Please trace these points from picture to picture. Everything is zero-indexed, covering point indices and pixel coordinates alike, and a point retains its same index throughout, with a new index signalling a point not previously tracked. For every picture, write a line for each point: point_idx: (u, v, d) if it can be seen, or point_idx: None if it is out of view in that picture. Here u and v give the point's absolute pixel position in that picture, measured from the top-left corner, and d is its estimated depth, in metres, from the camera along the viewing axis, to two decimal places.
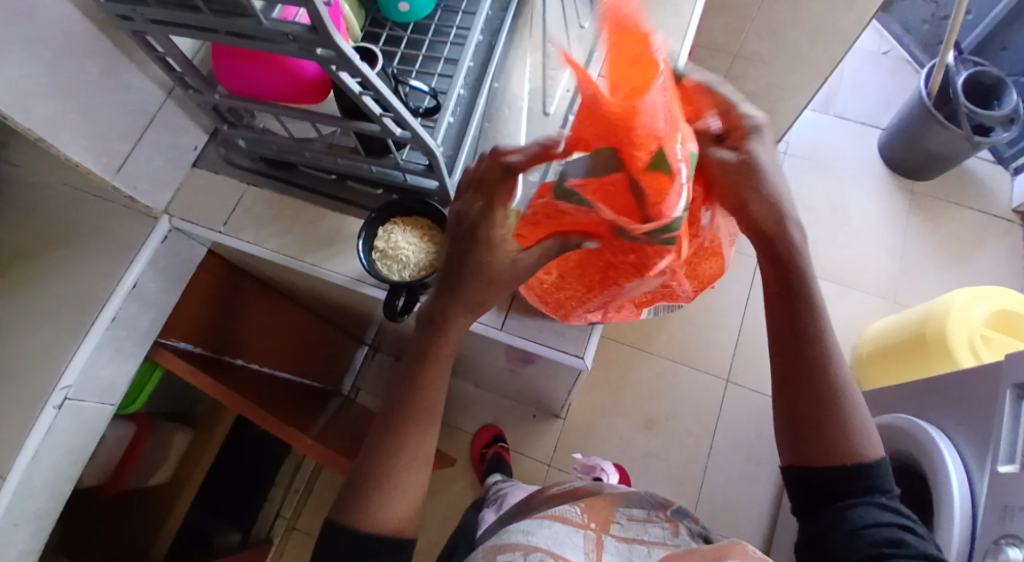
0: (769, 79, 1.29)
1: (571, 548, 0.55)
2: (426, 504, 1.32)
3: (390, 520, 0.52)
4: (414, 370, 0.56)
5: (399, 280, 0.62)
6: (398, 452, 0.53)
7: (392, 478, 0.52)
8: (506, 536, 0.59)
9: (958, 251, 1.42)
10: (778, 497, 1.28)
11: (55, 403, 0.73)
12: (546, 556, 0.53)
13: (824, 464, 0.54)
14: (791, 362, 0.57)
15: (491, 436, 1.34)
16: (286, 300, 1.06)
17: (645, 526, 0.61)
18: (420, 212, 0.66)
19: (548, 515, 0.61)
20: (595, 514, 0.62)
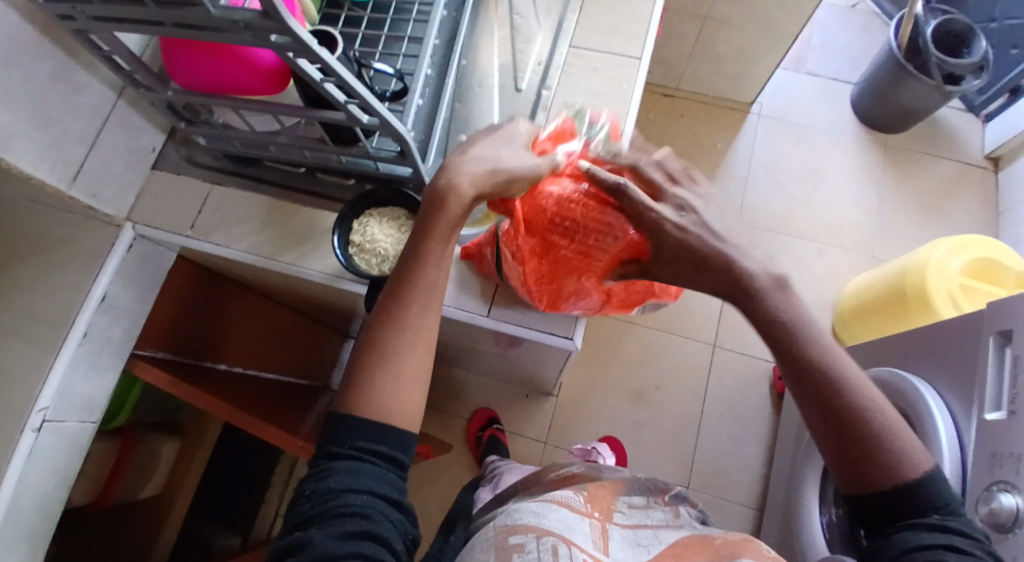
0: (739, 41, 1.27)
1: (579, 534, 0.54)
2: (424, 490, 1.32)
3: (390, 406, 0.46)
4: (418, 245, 0.51)
5: (379, 274, 0.60)
6: (396, 328, 0.48)
7: (392, 360, 0.47)
8: (516, 515, 0.57)
9: (932, 202, 1.44)
10: (769, 455, 1.31)
11: (33, 425, 0.70)
12: (557, 541, 0.51)
13: (878, 486, 0.48)
14: (802, 388, 0.51)
15: (485, 419, 1.34)
16: (265, 299, 1.04)
17: (646, 512, 0.62)
18: (395, 201, 0.64)
19: (552, 500, 0.61)
20: (597, 503, 0.61)
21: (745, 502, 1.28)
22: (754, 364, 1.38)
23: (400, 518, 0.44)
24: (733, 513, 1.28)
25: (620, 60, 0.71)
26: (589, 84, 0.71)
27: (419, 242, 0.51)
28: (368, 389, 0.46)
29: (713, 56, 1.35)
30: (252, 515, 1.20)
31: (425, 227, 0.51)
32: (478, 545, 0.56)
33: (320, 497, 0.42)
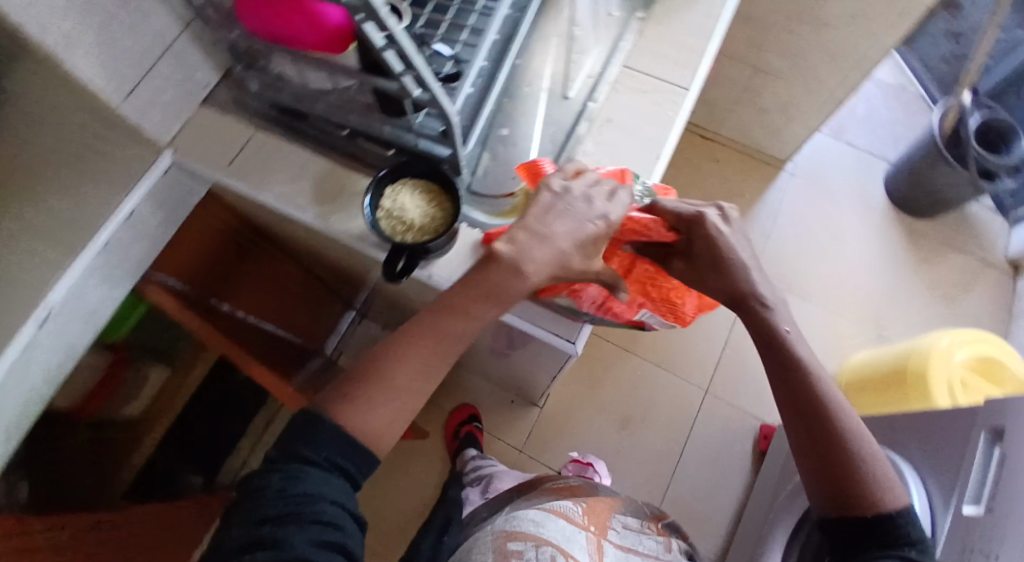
0: (785, 96, 1.29)
1: (577, 547, 0.63)
2: (394, 473, 1.33)
3: (375, 432, 0.51)
4: (464, 304, 0.53)
5: (400, 242, 0.62)
6: (398, 363, 0.53)
7: (386, 390, 0.52)
8: (518, 522, 0.67)
9: (948, 292, 1.44)
10: (740, 509, 1.30)
11: (38, 317, 0.71)
12: (556, 552, 0.61)
13: (854, 506, 0.55)
14: (794, 405, 0.59)
15: (466, 415, 1.34)
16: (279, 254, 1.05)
17: (639, 537, 0.70)
18: (429, 176, 0.66)
19: (553, 509, 0.68)
20: (594, 517, 0.69)
21: (708, 550, 1.28)
22: (742, 416, 1.38)
23: (359, 532, 0.48)
24: None
25: (668, 87, 0.74)
26: (634, 105, 0.74)
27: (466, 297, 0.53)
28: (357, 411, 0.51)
29: (757, 107, 1.37)
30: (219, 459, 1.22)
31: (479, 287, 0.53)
32: (488, 538, 0.67)
33: (292, 497, 0.45)
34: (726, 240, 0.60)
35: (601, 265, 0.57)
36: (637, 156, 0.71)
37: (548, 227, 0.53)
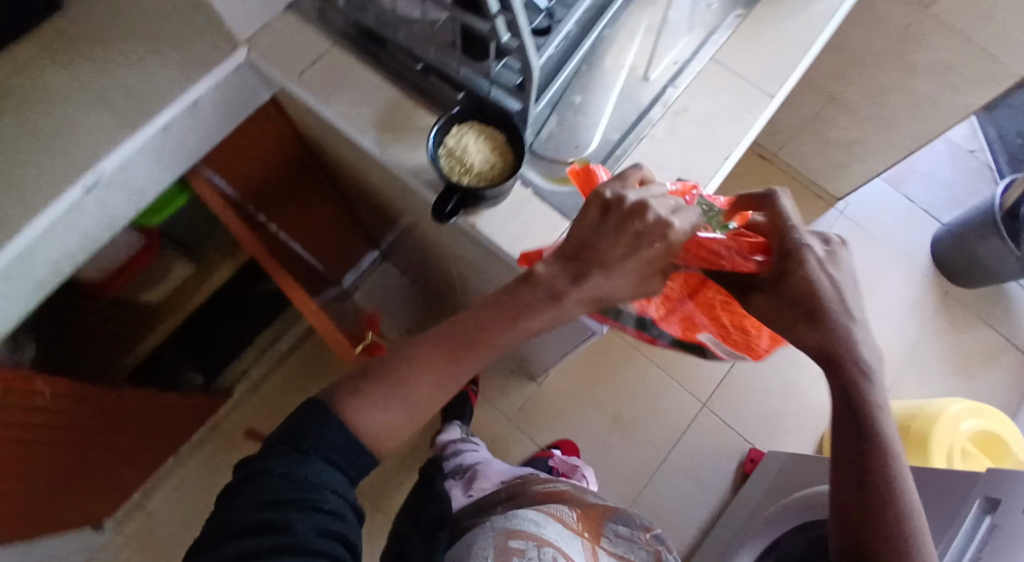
0: (854, 133, 1.26)
1: (574, 546, 0.67)
2: None
3: (380, 435, 0.53)
4: (497, 317, 0.54)
5: (454, 180, 0.61)
6: (413, 374, 0.54)
7: (398, 397, 0.53)
8: (516, 521, 0.69)
9: (967, 365, 1.41)
10: (710, 527, 1.30)
11: (86, 183, 0.71)
12: (557, 552, 0.63)
13: None
14: (851, 478, 0.53)
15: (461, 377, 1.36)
16: (319, 176, 1.09)
17: (630, 545, 0.74)
18: (497, 124, 0.65)
19: (548, 513, 0.72)
20: (587, 525, 0.73)
21: None
22: (733, 439, 1.37)
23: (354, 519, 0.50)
24: None
25: (751, 89, 0.71)
26: (713, 100, 0.71)
27: (498, 312, 0.54)
28: (365, 414, 0.52)
29: (824, 138, 1.34)
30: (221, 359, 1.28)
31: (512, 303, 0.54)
32: (483, 534, 0.69)
33: (297, 483, 0.47)
34: (826, 284, 0.52)
35: (645, 281, 0.54)
36: (705, 150, 0.68)
37: (609, 255, 0.51)
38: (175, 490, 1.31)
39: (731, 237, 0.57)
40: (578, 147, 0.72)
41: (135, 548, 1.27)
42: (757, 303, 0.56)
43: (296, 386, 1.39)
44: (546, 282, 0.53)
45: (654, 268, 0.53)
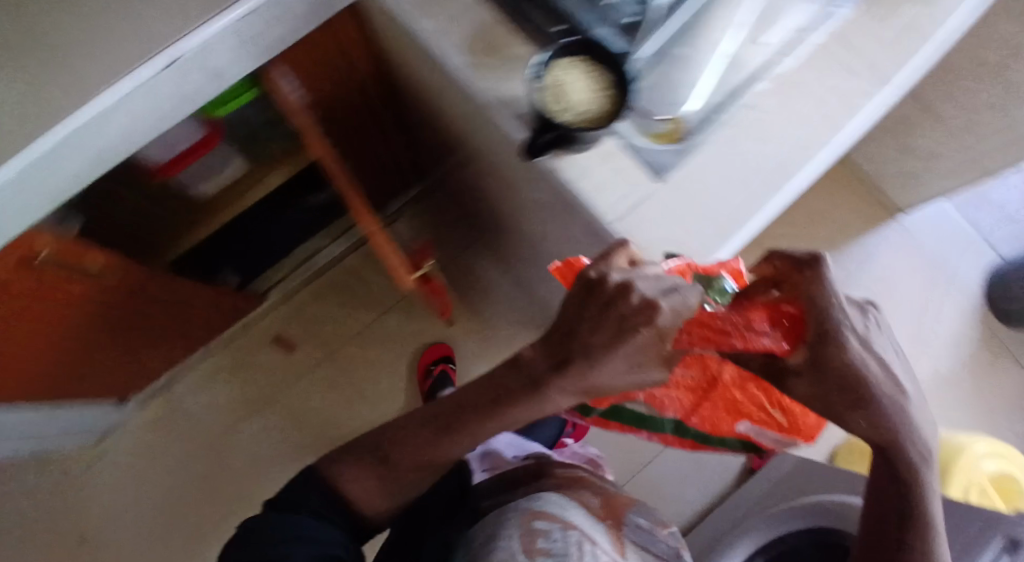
0: (943, 147, 1.20)
1: (599, 533, 0.68)
2: (405, 339, 1.40)
3: (362, 496, 0.66)
4: (493, 401, 0.59)
5: (555, 118, 0.56)
6: (402, 446, 0.64)
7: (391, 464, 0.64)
8: (540, 502, 0.69)
9: (994, 403, 1.39)
10: (706, 510, 1.32)
11: (167, 57, 0.66)
12: (581, 537, 0.64)
13: None
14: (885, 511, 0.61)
15: (438, 354, 1.36)
16: (384, 93, 1.03)
17: (652, 539, 0.76)
18: (610, 65, 0.57)
19: (573, 498, 0.73)
20: (609, 515, 0.75)
21: None
22: None
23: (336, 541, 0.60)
24: None
25: (875, 69, 0.66)
26: (830, 74, 0.66)
27: (490, 395, 0.59)
28: (353, 479, 0.65)
29: (908, 147, 1.27)
30: (258, 262, 1.29)
31: (500, 387, 0.58)
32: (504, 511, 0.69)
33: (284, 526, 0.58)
34: (860, 368, 0.53)
35: (650, 364, 0.52)
36: (813, 129, 0.64)
37: (601, 355, 0.50)
38: (195, 381, 1.34)
39: (739, 314, 0.56)
40: (674, 105, 0.63)
41: (151, 430, 1.32)
42: (795, 387, 0.55)
43: (325, 304, 1.40)
44: (528, 366, 0.56)
45: (653, 352, 0.51)
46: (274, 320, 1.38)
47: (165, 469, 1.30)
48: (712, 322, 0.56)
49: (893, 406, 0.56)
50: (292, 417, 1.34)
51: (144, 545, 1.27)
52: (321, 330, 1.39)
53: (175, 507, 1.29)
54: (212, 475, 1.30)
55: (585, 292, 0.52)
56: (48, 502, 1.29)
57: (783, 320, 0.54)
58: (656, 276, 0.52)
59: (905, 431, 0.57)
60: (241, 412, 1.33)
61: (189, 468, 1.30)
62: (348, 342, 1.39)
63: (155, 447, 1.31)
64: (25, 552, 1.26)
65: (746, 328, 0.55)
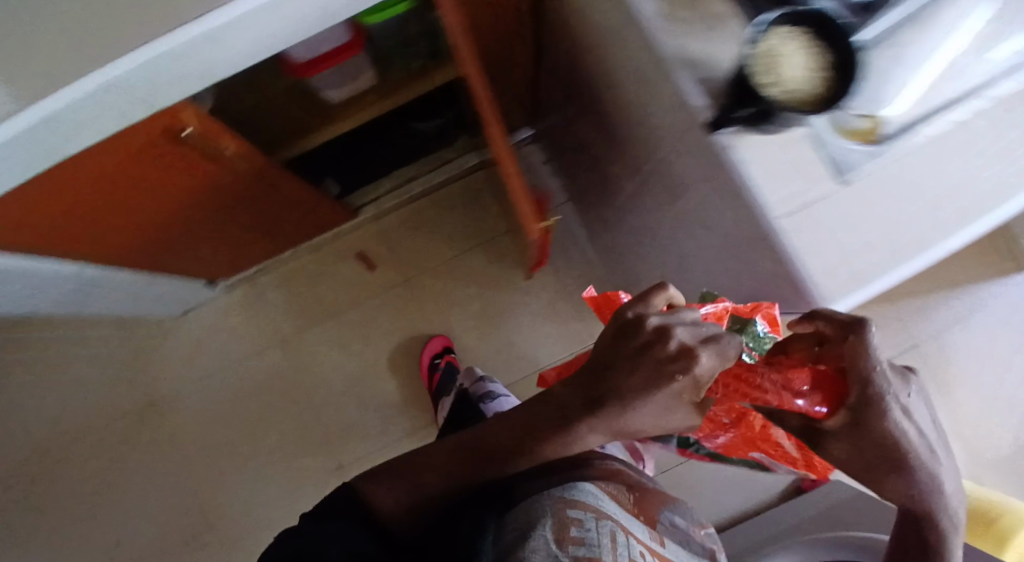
0: None
1: (636, 525, 0.59)
2: (481, 285, 1.41)
3: (386, 511, 0.63)
4: (535, 432, 0.59)
5: (761, 88, 0.52)
6: (427, 464, 0.64)
7: (416, 482, 0.64)
8: (574, 482, 0.58)
9: None
10: (740, 516, 1.33)
11: None
12: (616, 529, 0.55)
13: None
14: None
15: (441, 346, 1.34)
16: (530, 30, 0.98)
17: (686, 538, 0.67)
18: (836, 44, 0.52)
19: (611, 480, 0.62)
20: (644, 508, 0.64)
21: None
22: None
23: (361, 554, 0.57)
24: None
25: None
26: None
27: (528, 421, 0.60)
28: (378, 498, 0.63)
29: None
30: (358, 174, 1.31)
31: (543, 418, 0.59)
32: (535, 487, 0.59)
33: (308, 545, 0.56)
34: (901, 437, 0.53)
35: (683, 412, 0.51)
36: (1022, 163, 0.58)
37: (636, 393, 0.50)
38: (276, 280, 1.39)
39: (780, 374, 0.53)
40: (878, 103, 0.58)
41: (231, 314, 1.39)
42: (833, 447, 0.54)
43: (409, 234, 1.41)
44: (560, 400, 0.58)
45: (689, 401, 0.50)
46: (362, 235, 1.41)
47: (235, 354, 1.38)
48: (749, 374, 0.55)
49: (925, 474, 0.55)
50: (358, 334, 1.39)
51: (206, 417, 1.36)
52: (400, 258, 1.41)
53: (238, 391, 1.37)
54: (280, 368, 1.37)
55: (621, 332, 0.53)
56: (127, 358, 1.38)
57: (826, 378, 0.53)
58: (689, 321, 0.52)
59: (934, 499, 0.57)
60: (314, 318, 1.39)
61: (257, 359, 1.38)
62: (423, 276, 1.41)
63: (229, 331, 1.38)
64: (102, 397, 1.37)
65: (782, 384, 0.53)
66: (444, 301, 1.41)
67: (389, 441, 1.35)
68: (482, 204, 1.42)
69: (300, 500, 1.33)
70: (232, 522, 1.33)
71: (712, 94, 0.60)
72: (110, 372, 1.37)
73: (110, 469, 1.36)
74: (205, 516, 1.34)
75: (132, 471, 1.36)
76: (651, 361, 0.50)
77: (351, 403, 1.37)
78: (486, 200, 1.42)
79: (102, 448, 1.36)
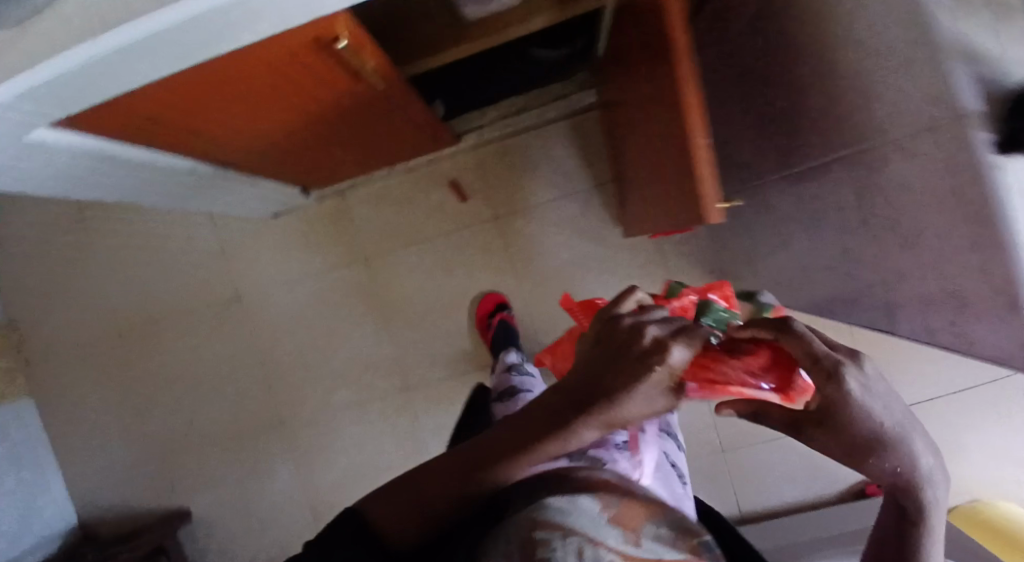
0: None
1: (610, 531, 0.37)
2: (571, 237, 1.35)
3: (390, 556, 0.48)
4: (517, 442, 0.46)
5: None
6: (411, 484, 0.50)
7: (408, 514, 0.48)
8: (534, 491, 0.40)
9: None
10: (792, 508, 1.37)
11: None
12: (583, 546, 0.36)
13: None
14: None
15: (493, 305, 1.32)
16: None
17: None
18: None
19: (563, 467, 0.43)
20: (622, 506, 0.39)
21: (737, 505, 1.39)
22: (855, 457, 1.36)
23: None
24: (724, 502, 1.39)
25: None
26: None
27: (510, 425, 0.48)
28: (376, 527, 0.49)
29: None
30: (470, 98, 1.23)
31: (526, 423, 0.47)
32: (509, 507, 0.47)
33: None
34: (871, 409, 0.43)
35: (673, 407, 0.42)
36: None
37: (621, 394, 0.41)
38: (367, 196, 1.37)
39: (742, 354, 0.47)
40: None
41: (320, 223, 1.38)
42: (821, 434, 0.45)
43: (506, 169, 1.35)
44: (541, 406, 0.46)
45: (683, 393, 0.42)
46: (458, 161, 1.35)
47: (319, 264, 1.38)
48: (714, 360, 0.46)
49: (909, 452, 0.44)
50: (440, 264, 1.37)
51: (283, 321, 1.39)
52: (493, 194, 1.36)
53: (317, 301, 1.39)
54: (360, 284, 1.38)
55: (603, 332, 0.47)
56: (213, 249, 1.38)
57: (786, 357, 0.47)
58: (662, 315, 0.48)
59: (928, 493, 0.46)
60: (400, 241, 1.37)
61: (339, 273, 1.38)
62: (513, 215, 1.36)
63: (314, 241, 1.38)
64: (184, 284, 1.40)
65: (744, 371, 0.47)
66: (531, 248, 1.36)
67: (457, 374, 1.37)
68: (588, 149, 1.33)
69: (364, 412, 1.39)
70: (300, 421, 1.40)
71: (992, 102, 0.52)
72: (195, 261, 1.39)
73: (189, 353, 1.41)
74: (275, 412, 1.40)
75: (209, 359, 1.41)
76: (634, 354, 0.42)
77: (425, 331, 1.38)
78: (592, 145, 1.33)
79: (185, 331, 1.40)
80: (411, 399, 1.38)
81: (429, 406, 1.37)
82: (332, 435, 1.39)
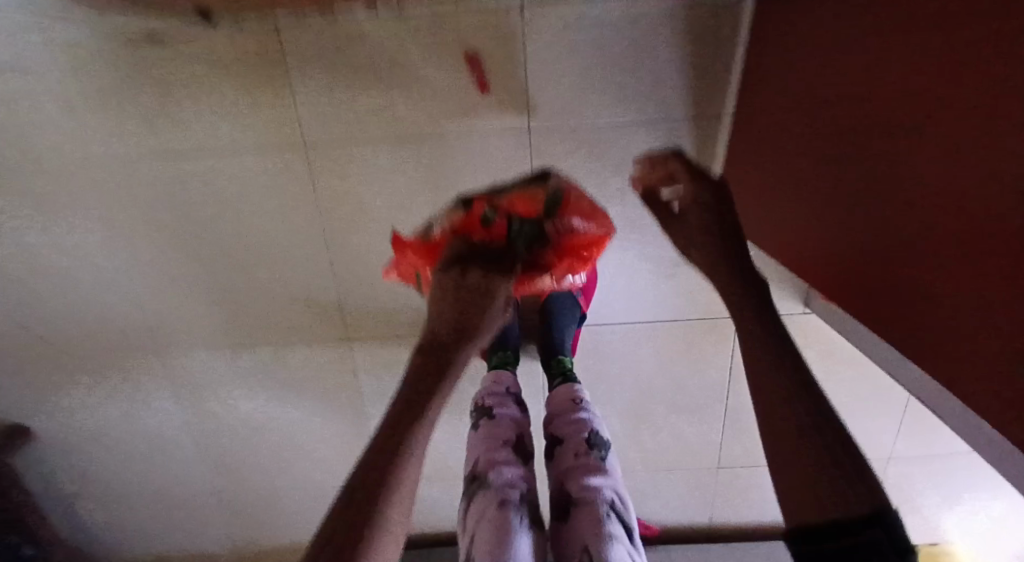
0: None
1: None
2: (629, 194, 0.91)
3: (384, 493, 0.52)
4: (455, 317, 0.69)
5: None
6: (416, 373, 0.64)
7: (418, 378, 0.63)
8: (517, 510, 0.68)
9: None
10: (762, 527, 1.29)
11: None
12: None
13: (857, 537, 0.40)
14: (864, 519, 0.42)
15: None
16: None
17: None
18: None
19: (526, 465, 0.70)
20: None
21: (709, 514, 1.29)
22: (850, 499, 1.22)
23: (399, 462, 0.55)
24: (698, 510, 1.28)
25: None
26: None
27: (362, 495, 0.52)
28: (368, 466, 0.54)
29: None
30: None
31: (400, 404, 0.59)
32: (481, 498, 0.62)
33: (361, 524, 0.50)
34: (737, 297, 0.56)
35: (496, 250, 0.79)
36: None
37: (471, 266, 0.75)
38: (328, 49, 0.81)
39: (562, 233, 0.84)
40: None
41: (239, 76, 0.82)
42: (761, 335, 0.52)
43: (562, 58, 0.81)
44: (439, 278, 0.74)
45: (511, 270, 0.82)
46: (494, 23, 0.79)
47: (232, 146, 0.86)
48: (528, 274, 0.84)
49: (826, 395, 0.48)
50: (429, 191, 0.89)
51: (168, 224, 0.90)
52: (534, 96, 0.83)
53: (225, 204, 0.89)
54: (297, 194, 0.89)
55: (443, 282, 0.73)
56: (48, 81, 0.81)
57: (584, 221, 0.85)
58: (483, 253, 0.78)
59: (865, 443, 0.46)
60: (371, 137, 0.86)
61: (264, 168, 0.87)
62: (557, 136, 0.86)
63: (228, 109, 0.83)
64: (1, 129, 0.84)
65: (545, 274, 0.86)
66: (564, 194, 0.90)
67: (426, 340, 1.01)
68: (702, 66, 0.81)
69: (289, 359, 1.02)
70: (197, 360, 1.02)
71: None
72: (23, 101, 0.83)
73: (14, 245, 0.91)
74: (159, 343, 1.00)
75: (51, 260, 0.92)
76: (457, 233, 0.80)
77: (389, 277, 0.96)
78: (707, 55, 0.81)
79: (7, 204, 0.88)
80: (356, 357, 1.03)
81: (380, 369, 1.04)
82: (242, 381, 1.04)
